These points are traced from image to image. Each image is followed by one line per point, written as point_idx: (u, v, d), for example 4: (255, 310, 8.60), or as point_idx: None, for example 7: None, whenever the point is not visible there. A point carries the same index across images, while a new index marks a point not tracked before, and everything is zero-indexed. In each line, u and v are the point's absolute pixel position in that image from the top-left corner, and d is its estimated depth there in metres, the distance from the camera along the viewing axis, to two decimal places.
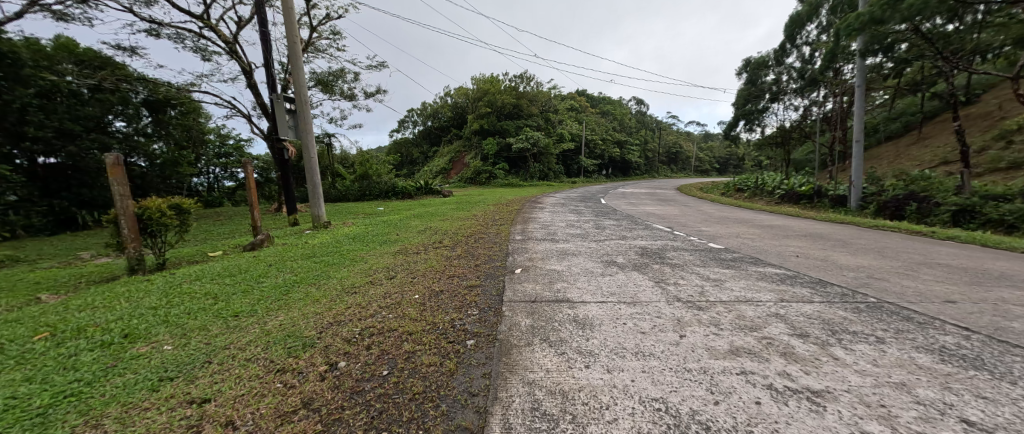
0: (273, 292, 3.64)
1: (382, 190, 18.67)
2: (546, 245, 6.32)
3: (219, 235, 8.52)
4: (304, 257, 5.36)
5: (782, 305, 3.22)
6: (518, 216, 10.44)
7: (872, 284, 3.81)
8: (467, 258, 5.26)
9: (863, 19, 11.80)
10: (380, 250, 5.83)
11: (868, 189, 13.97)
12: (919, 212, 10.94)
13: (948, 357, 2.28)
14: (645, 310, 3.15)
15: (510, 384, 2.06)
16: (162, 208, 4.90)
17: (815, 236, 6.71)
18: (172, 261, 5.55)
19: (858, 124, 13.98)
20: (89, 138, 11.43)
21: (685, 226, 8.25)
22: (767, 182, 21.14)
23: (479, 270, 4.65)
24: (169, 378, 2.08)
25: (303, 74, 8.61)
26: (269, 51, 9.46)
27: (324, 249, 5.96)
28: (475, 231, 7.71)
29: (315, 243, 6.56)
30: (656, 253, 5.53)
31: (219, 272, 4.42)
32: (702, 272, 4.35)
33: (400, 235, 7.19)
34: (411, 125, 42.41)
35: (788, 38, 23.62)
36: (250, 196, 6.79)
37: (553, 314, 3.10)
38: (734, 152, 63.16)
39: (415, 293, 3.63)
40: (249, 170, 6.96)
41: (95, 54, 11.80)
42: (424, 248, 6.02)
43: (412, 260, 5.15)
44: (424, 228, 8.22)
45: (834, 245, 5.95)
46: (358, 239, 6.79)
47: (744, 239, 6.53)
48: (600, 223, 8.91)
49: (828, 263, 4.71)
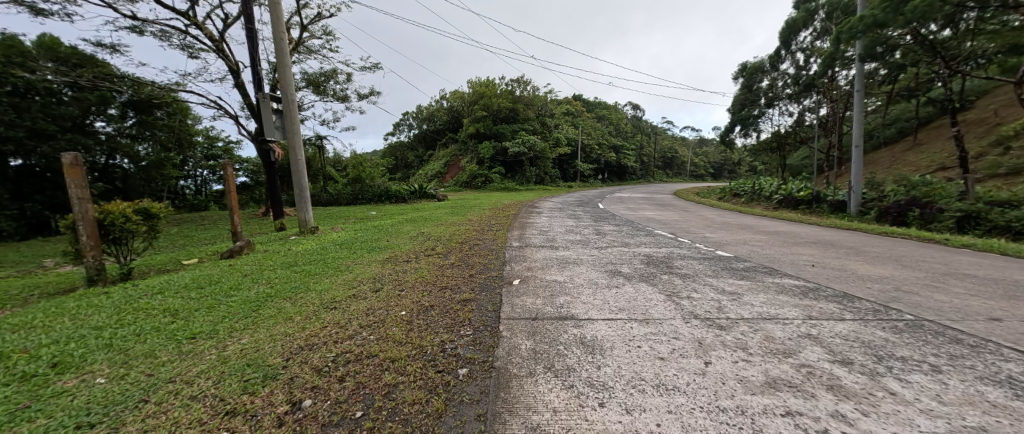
0: (242, 308, 3.23)
1: (375, 194, 18.23)
2: (545, 252, 5.96)
3: (193, 242, 8.00)
4: (285, 266, 4.95)
5: (812, 323, 2.89)
6: (515, 221, 10.08)
7: (902, 298, 3.49)
8: (460, 267, 4.88)
9: (866, 22, 11.54)
10: (368, 258, 5.44)
11: (867, 194, 13.83)
12: (923, 218, 10.79)
13: (1022, 392, 1.95)
14: (660, 330, 2.79)
15: (510, 431, 1.70)
16: (127, 213, 4.49)
17: (824, 243, 6.41)
18: (140, 270, 5.12)
19: (858, 129, 13.84)
20: (64, 138, 10.95)
21: (688, 232, 7.95)
22: (765, 186, 20.97)
23: (474, 281, 4.26)
24: (88, 425, 1.69)
25: (291, 73, 8.25)
26: (256, 49, 9.07)
27: (309, 256, 5.57)
28: (470, 237, 7.34)
29: (299, 250, 6.12)
30: (663, 261, 5.18)
31: (185, 284, 3.99)
32: (716, 285, 4.00)
33: (390, 242, 6.76)
34: (406, 128, 42.05)
35: (783, 44, 23.64)
36: (230, 198, 6.35)
37: (557, 336, 2.72)
38: (729, 157, 63.38)
39: (402, 308, 3.24)
40: (229, 171, 6.51)
41: (74, 52, 11.35)
42: (415, 255, 5.68)
43: (401, 269, 4.75)
44: (416, 233, 7.84)
45: (847, 253, 5.64)
46: (345, 245, 6.40)
47: (752, 246, 6.23)
48: (600, 229, 8.57)
49: (849, 274, 4.39)
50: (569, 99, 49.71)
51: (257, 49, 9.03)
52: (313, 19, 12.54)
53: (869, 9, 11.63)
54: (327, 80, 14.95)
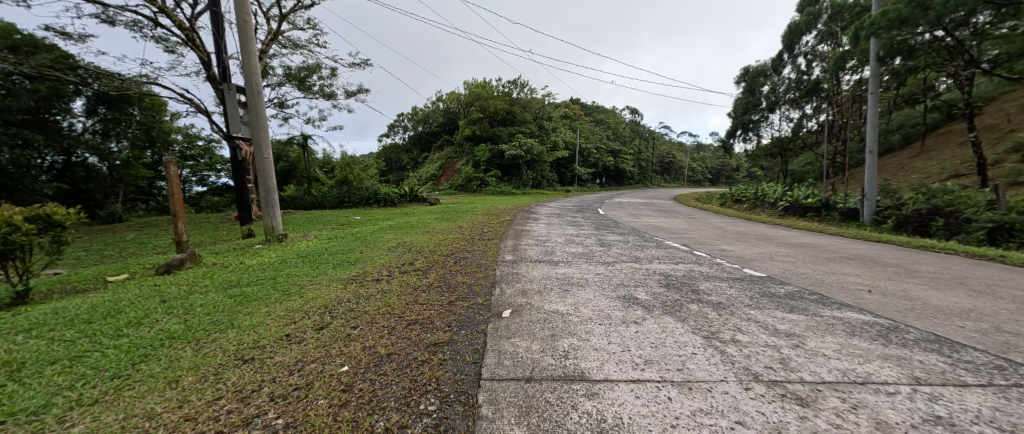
0: (118, 361, 2.31)
1: (363, 197, 17.25)
2: (543, 269, 5.06)
3: (131, 253, 6.97)
4: (222, 287, 3.99)
5: (929, 395, 2.00)
6: (509, 229, 9.17)
7: (1017, 345, 2.63)
8: (438, 291, 3.98)
9: (888, 18, 10.68)
10: (330, 276, 4.51)
11: (882, 203, 13.12)
12: (948, 229, 10.16)
13: None
14: (712, 406, 1.89)
15: None
16: (13, 220, 3.54)
17: (864, 260, 5.55)
18: (44, 292, 4.16)
19: (872, 133, 13.09)
20: (8, 133, 9.96)
21: (703, 244, 7.10)
22: (769, 193, 20.23)
23: (451, 311, 3.36)
24: None
25: (256, 60, 7.32)
26: (221, 35, 8.15)
27: (261, 273, 4.65)
28: (456, 248, 6.44)
29: (254, 263, 5.19)
30: (685, 283, 4.29)
31: (71, 317, 3.05)
32: (763, 320, 3.10)
33: (363, 255, 5.85)
34: (401, 130, 41.23)
35: (786, 47, 22.99)
36: (173, 201, 5.39)
37: (561, 418, 1.80)
38: (727, 162, 63.06)
39: (345, 362, 2.32)
40: (169, 166, 5.48)
41: (29, 40, 10.43)
42: (389, 272, 4.79)
43: (363, 293, 3.83)
44: (396, 243, 6.92)
45: (899, 273, 4.77)
46: (309, 258, 5.47)
47: (783, 263, 5.38)
48: (604, 239, 7.70)
49: (922, 305, 3.52)
50: (567, 102, 49.06)
51: (223, 36, 8.12)
52: (293, 8, 11.63)
53: (891, 4, 10.80)
54: (309, 75, 13.99)
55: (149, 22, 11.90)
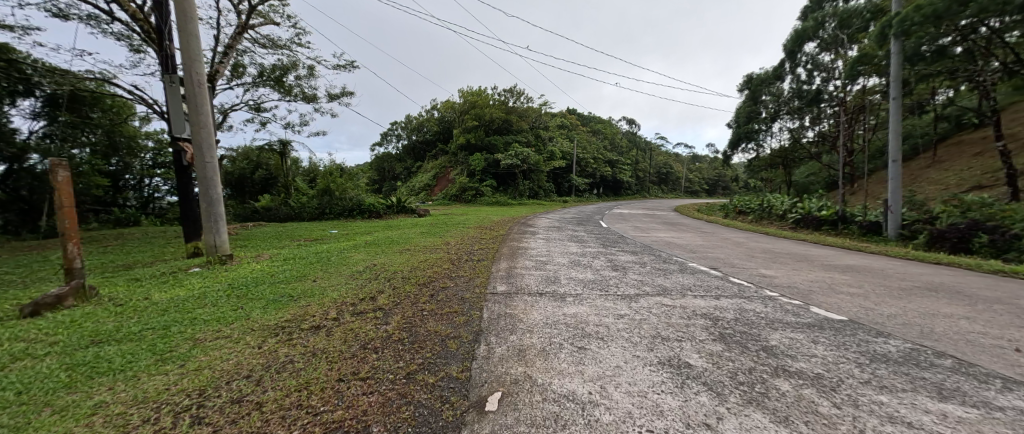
0: None
1: (345, 208, 15.87)
2: (545, 309, 3.77)
3: (33, 279, 5.63)
4: (76, 347, 2.71)
5: None
6: (504, 247, 7.93)
7: None
8: (395, 351, 2.71)
9: (924, 12, 9.66)
10: (249, 322, 3.23)
11: (908, 216, 12.06)
12: (994, 246, 9.06)
13: None
14: None
15: None
16: None
17: (953, 293, 4.39)
18: None
19: (895, 141, 12.07)
20: None
21: (736, 267, 5.93)
22: (776, 204, 19.22)
23: (405, 399, 2.08)
24: None
25: (197, 44, 6.09)
26: (165, 20, 6.95)
27: (155, 318, 3.33)
28: (437, 274, 5.20)
29: (160, 301, 3.89)
30: (746, 335, 3.03)
31: None
32: (922, 424, 1.84)
33: (314, 284, 4.56)
34: (394, 139, 40.13)
35: (788, 55, 21.91)
36: (60, 217, 4.06)
37: None
38: (723, 173, 62.69)
39: None
40: (59, 171, 4.08)
41: None
42: (338, 314, 3.50)
43: (280, 358, 2.56)
44: (363, 267, 5.64)
45: (1022, 316, 3.54)
46: (240, 291, 4.18)
47: (852, 297, 4.21)
48: (615, 260, 6.49)
49: None
50: (564, 111, 48.36)
51: (167, 21, 6.93)
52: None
53: None
54: (285, 75, 12.81)
55: (106, 15, 10.75)
